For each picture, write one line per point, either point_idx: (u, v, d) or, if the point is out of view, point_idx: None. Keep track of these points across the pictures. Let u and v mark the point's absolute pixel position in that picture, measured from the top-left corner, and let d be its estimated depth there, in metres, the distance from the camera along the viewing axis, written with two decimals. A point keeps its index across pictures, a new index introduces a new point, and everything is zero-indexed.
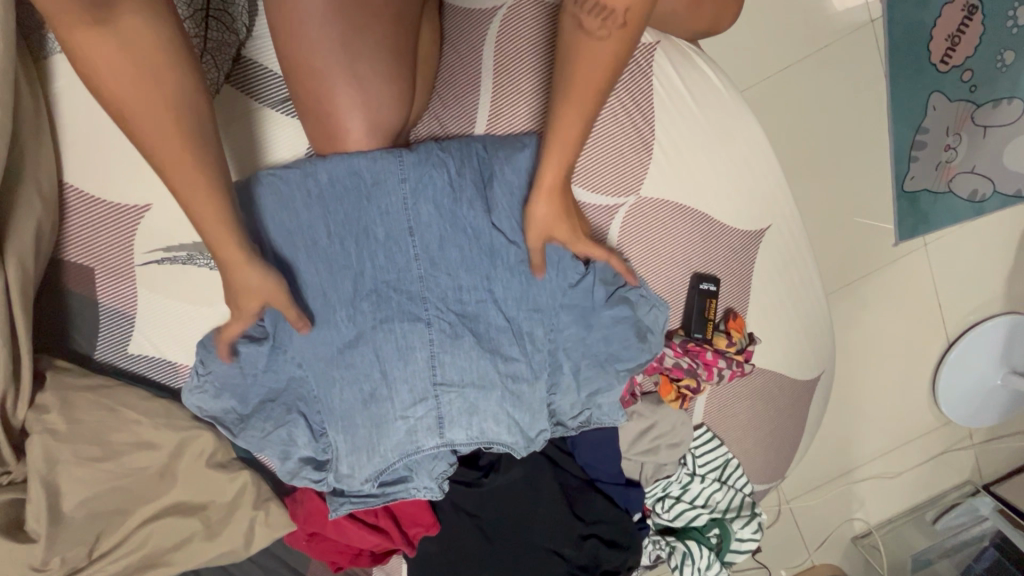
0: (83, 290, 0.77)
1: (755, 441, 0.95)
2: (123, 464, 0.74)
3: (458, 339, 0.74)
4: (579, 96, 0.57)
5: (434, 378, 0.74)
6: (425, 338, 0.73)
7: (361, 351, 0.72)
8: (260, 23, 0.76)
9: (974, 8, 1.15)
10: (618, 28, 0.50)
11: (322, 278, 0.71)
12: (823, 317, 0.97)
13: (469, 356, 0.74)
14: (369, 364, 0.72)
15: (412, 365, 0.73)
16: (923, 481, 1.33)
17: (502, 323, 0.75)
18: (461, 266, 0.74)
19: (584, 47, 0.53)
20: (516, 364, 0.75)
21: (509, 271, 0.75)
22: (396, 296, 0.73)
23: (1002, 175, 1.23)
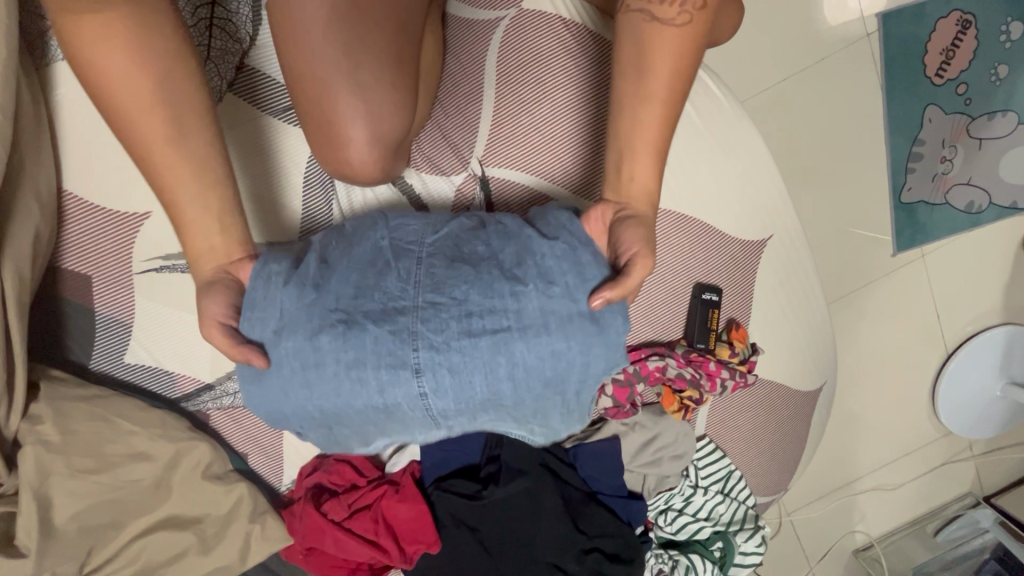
0: (81, 299, 0.76)
1: (757, 453, 0.94)
2: (118, 475, 0.73)
3: (455, 380, 0.60)
4: (659, 91, 0.60)
5: (438, 418, 0.63)
6: (414, 376, 0.59)
7: (343, 393, 0.60)
8: (264, 32, 0.75)
9: (968, 22, 1.16)
10: (696, 11, 0.59)
11: (300, 302, 0.60)
12: (824, 328, 0.96)
13: (466, 396, 0.61)
14: (357, 406, 0.61)
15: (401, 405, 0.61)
16: (924, 493, 1.32)
17: (518, 361, 0.59)
18: (472, 298, 0.59)
19: (660, 32, 0.59)
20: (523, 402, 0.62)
21: (530, 298, 0.59)
22: (379, 328, 0.59)
23: (999, 187, 1.24)
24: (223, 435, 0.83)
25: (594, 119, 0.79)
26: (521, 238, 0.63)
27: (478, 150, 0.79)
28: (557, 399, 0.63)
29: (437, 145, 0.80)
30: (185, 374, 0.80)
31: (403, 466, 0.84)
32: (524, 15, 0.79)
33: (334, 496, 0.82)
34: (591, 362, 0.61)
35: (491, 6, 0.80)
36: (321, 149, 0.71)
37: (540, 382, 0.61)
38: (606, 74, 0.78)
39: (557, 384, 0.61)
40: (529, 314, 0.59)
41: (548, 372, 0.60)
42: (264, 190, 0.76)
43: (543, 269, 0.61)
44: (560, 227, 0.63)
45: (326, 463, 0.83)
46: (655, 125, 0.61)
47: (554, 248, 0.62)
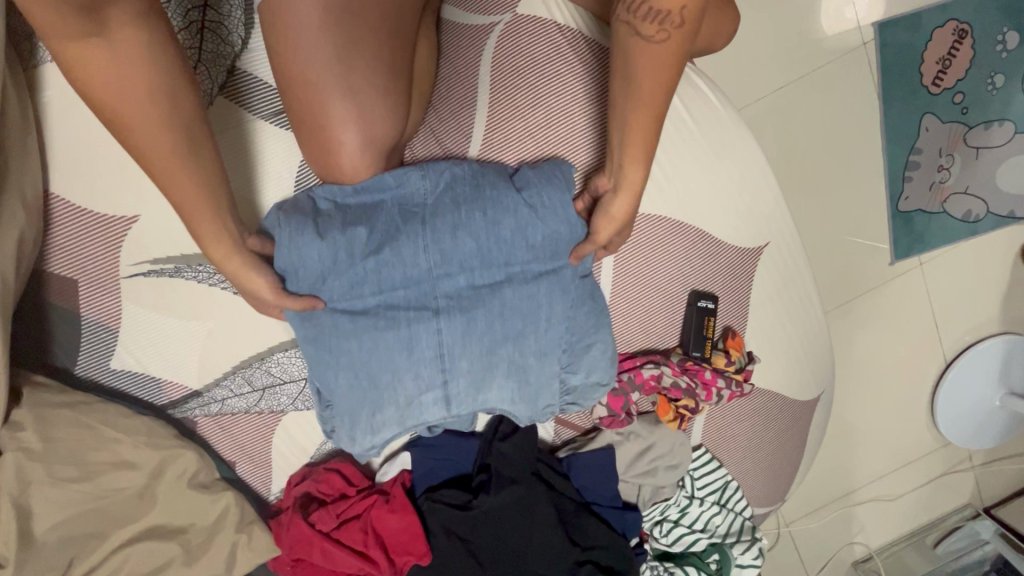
0: (67, 304, 0.75)
1: (754, 463, 0.93)
2: (101, 484, 0.72)
3: (465, 331, 0.70)
4: (645, 107, 0.58)
5: (446, 365, 0.71)
6: (430, 326, 0.69)
7: (369, 338, 0.69)
8: (256, 35, 0.75)
9: (964, 31, 1.16)
10: (676, 28, 0.52)
11: (330, 260, 0.68)
12: (822, 336, 0.95)
13: (473, 346, 0.71)
14: (379, 349, 0.69)
15: (418, 353, 0.70)
16: (923, 504, 1.30)
17: (514, 311, 0.70)
18: (473, 256, 0.70)
19: (642, 52, 0.55)
20: (520, 354, 0.72)
21: (521, 257, 0.71)
22: (403, 281, 0.70)
23: (996, 196, 1.23)
24: (211, 443, 0.81)
25: (595, 121, 0.78)
26: (512, 209, 0.71)
27: (472, 153, 0.78)
28: (547, 346, 0.72)
29: (430, 149, 0.79)
30: (172, 381, 0.78)
31: (393, 476, 0.84)
32: (519, 20, 0.79)
33: (323, 506, 0.81)
34: (557, 314, 0.72)
35: (486, 11, 0.80)
36: (312, 153, 0.71)
37: (531, 329, 0.71)
38: (606, 77, 0.78)
39: (548, 335, 0.72)
40: (523, 274, 0.71)
41: (531, 322, 0.71)
42: (258, 189, 0.76)
43: (536, 235, 0.71)
44: (545, 201, 0.71)
45: (315, 472, 0.82)
46: (643, 135, 0.60)
47: (540, 220, 0.71)
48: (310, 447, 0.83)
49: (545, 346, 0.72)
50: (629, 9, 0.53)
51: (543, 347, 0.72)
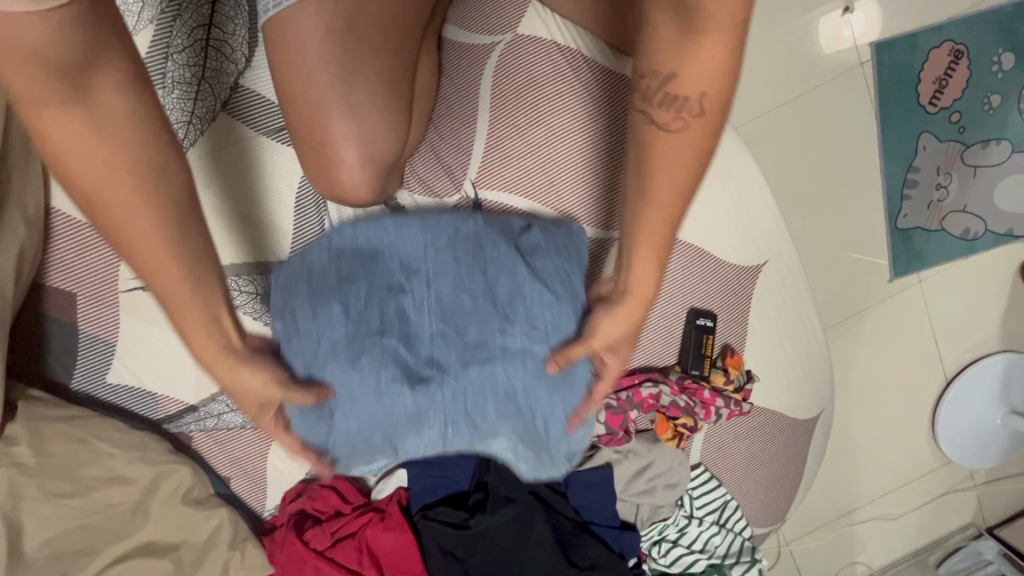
0: (64, 317, 0.75)
1: (754, 482, 0.92)
2: (95, 500, 0.71)
3: (466, 400, 0.66)
4: (664, 199, 0.52)
5: (458, 427, 0.67)
6: (429, 394, 0.65)
7: (368, 410, 0.64)
8: (259, 53, 0.75)
9: (960, 52, 1.18)
10: (695, 117, 0.48)
11: (325, 320, 0.64)
12: (822, 355, 0.95)
13: (475, 414, 0.66)
14: (387, 416, 0.65)
15: (420, 420, 0.66)
16: (925, 524, 1.29)
17: (519, 385, 0.65)
18: (476, 324, 0.66)
19: (658, 142, 0.49)
20: (524, 424, 0.67)
21: (525, 328, 0.65)
22: (401, 349, 0.65)
23: (994, 214, 1.24)
24: (205, 458, 0.81)
25: (591, 143, 0.79)
26: (516, 273, 0.67)
27: (472, 172, 0.79)
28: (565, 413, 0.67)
29: (430, 165, 0.80)
30: (167, 396, 0.78)
31: (390, 493, 0.82)
32: (519, 40, 0.80)
33: (317, 523, 0.80)
34: (566, 396, 0.65)
35: (487, 31, 0.81)
36: (312, 169, 0.71)
37: (542, 405, 0.65)
38: (603, 97, 0.79)
39: (555, 415, 0.66)
40: (528, 346, 0.65)
41: (536, 400, 0.66)
42: (235, 219, 0.76)
43: (545, 305, 0.65)
44: (548, 268, 0.68)
45: (309, 488, 0.81)
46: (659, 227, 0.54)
47: (547, 290, 0.66)
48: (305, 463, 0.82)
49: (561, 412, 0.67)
50: (644, 94, 0.48)
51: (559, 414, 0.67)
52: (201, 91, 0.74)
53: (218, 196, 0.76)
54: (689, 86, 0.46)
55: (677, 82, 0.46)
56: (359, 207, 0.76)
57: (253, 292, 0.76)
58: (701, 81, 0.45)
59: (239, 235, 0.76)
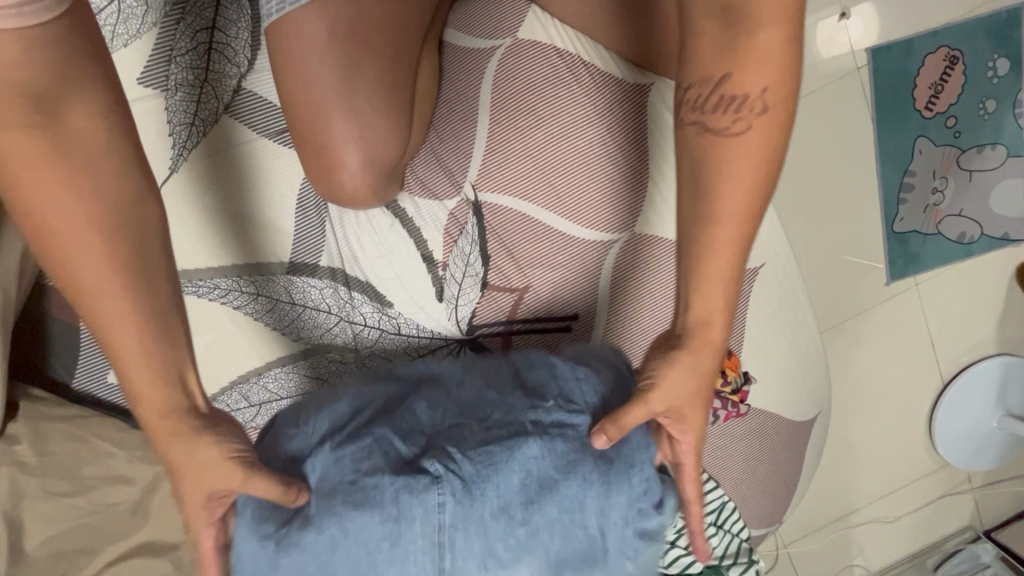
0: (65, 317, 0.75)
1: (752, 483, 0.93)
2: (95, 499, 0.71)
3: (476, 512, 0.50)
4: (730, 215, 0.54)
5: (480, 564, 0.50)
6: (428, 502, 0.50)
7: (345, 516, 0.49)
8: (261, 56, 0.76)
9: (955, 58, 1.19)
10: (758, 114, 0.53)
11: (331, 413, 0.57)
12: (819, 357, 0.96)
13: (485, 533, 0.50)
14: (395, 546, 0.49)
15: (409, 539, 0.49)
16: (922, 527, 1.30)
17: (549, 479, 0.52)
18: (499, 409, 0.56)
19: (723, 145, 0.54)
20: (554, 543, 0.51)
21: (559, 413, 0.55)
22: (406, 439, 0.54)
23: (990, 218, 1.25)
24: None
25: (590, 146, 0.79)
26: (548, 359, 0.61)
27: (472, 175, 0.79)
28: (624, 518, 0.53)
29: (431, 168, 0.80)
30: None
31: None
32: (520, 44, 0.81)
33: None
34: (610, 491, 0.52)
35: (488, 35, 0.82)
36: (314, 171, 0.72)
37: (579, 501, 0.51)
38: (602, 101, 0.80)
39: (593, 522, 0.52)
40: (561, 432, 0.54)
41: (571, 503, 0.51)
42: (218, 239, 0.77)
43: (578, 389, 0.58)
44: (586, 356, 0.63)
45: None
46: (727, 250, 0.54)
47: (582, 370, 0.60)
48: None
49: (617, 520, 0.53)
50: (695, 105, 0.55)
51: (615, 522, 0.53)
52: (205, 94, 0.75)
53: (222, 201, 0.77)
54: (749, 85, 0.52)
55: (734, 82, 0.53)
56: (360, 208, 0.76)
57: (253, 292, 0.77)
58: (759, 78, 0.52)
59: (227, 249, 0.77)
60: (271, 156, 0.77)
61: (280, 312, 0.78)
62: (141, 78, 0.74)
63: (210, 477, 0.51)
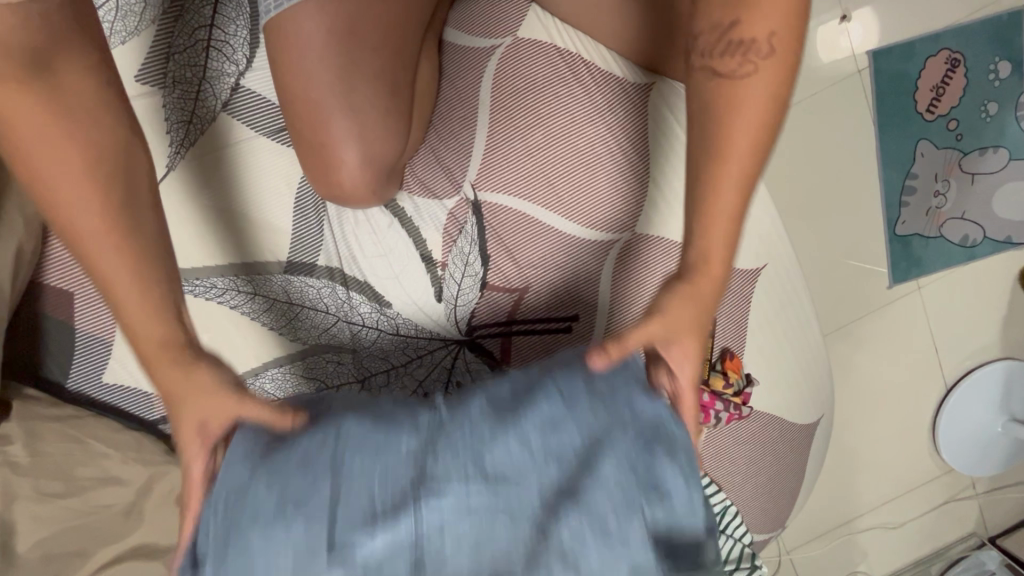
0: (61, 316, 0.75)
1: (754, 487, 0.91)
2: (88, 500, 0.70)
3: (463, 418, 0.45)
4: (737, 155, 0.52)
5: (461, 471, 0.41)
6: (414, 421, 0.46)
7: (324, 433, 0.45)
8: (260, 54, 0.75)
9: (957, 61, 1.19)
10: (766, 58, 0.51)
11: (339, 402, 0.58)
12: (821, 359, 0.95)
13: (473, 438, 0.43)
14: (355, 447, 0.43)
15: (386, 449, 0.43)
16: (927, 533, 1.28)
17: (551, 386, 0.47)
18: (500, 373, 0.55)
19: (728, 92, 0.52)
20: (553, 445, 0.43)
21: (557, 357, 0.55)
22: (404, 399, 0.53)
23: (993, 221, 1.24)
24: None
25: (591, 146, 0.79)
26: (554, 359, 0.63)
27: (470, 174, 0.79)
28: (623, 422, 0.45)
29: (430, 167, 0.80)
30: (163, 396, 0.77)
31: None
32: (520, 43, 0.81)
33: None
34: (616, 396, 0.47)
35: (488, 34, 0.81)
36: (313, 170, 0.71)
37: (582, 399, 0.45)
38: (604, 100, 0.79)
39: (599, 424, 0.44)
40: (559, 361, 0.52)
41: (573, 399, 0.45)
42: (214, 236, 0.76)
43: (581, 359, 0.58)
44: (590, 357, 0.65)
45: None
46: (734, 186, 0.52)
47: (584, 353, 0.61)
48: None
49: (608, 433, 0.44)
50: (704, 52, 0.53)
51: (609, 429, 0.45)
52: (203, 92, 0.74)
53: (219, 198, 0.76)
54: (756, 28, 0.50)
55: (742, 28, 0.51)
56: (359, 208, 0.76)
57: (251, 291, 0.76)
58: (770, 21, 0.50)
59: (222, 248, 0.76)
60: (270, 154, 0.76)
61: (276, 311, 0.77)
62: (139, 75, 0.73)
63: (206, 410, 0.49)
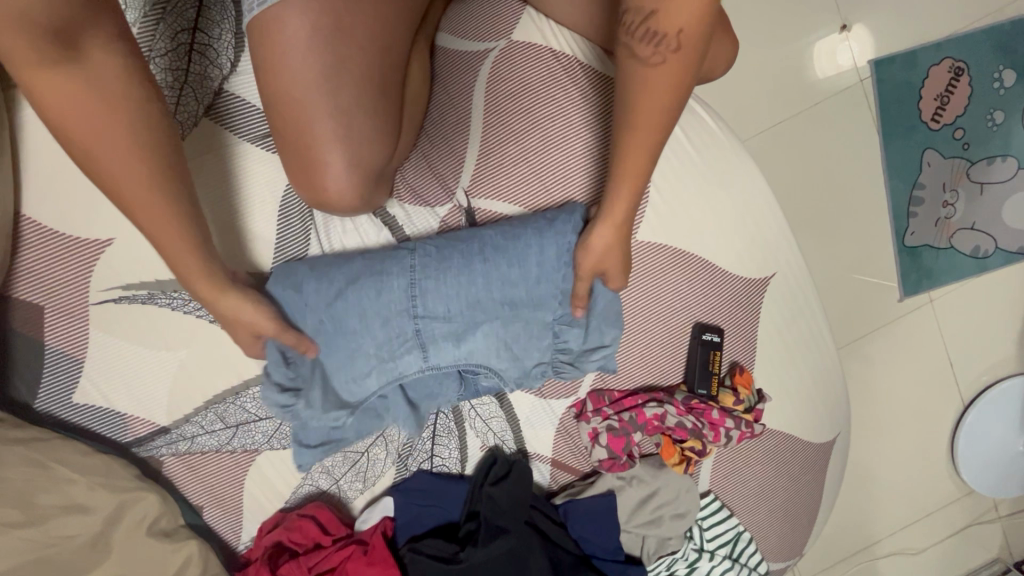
0: (30, 331, 0.71)
1: (768, 512, 0.85)
2: (48, 531, 0.64)
3: (467, 265, 0.71)
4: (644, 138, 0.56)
5: (499, 313, 0.72)
6: (456, 271, 0.71)
7: (362, 284, 0.70)
8: (245, 59, 0.74)
9: (960, 69, 1.16)
10: (671, 53, 0.49)
11: (353, 332, 0.70)
12: (834, 375, 0.90)
13: (482, 286, 0.71)
14: (427, 274, 0.71)
15: (441, 287, 0.71)
16: (948, 559, 1.21)
17: (516, 254, 0.71)
18: (491, 300, 0.72)
19: (639, 77, 0.52)
20: (521, 295, 0.72)
21: (534, 264, 0.71)
22: (421, 301, 0.71)
23: (1004, 231, 1.20)
24: (178, 486, 0.75)
25: (593, 147, 0.77)
26: (490, 249, 0.72)
27: (465, 182, 0.77)
28: (539, 233, 0.72)
29: (421, 173, 0.78)
30: (138, 416, 0.73)
31: (374, 523, 0.76)
32: (514, 47, 0.78)
33: (294, 557, 0.74)
34: (544, 245, 0.71)
35: (481, 37, 0.79)
36: (296, 175, 0.69)
37: (549, 269, 0.72)
38: (600, 103, 0.77)
39: (549, 267, 0.72)
40: (546, 268, 0.71)
41: (519, 296, 0.72)
42: None
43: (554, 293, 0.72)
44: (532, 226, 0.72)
45: (287, 518, 0.75)
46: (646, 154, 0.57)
47: (539, 249, 0.71)
48: (285, 491, 0.77)
49: (552, 266, 0.71)
50: (628, 29, 0.50)
51: (555, 286, 0.72)
52: (184, 96, 0.72)
53: (214, 202, 0.73)
54: (667, 23, 0.47)
55: (657, 19, 0.47)
56: (348, 216, 0.74)
57: None
58: (680, 16, 0.46)
59: None
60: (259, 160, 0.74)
61: None
62: None
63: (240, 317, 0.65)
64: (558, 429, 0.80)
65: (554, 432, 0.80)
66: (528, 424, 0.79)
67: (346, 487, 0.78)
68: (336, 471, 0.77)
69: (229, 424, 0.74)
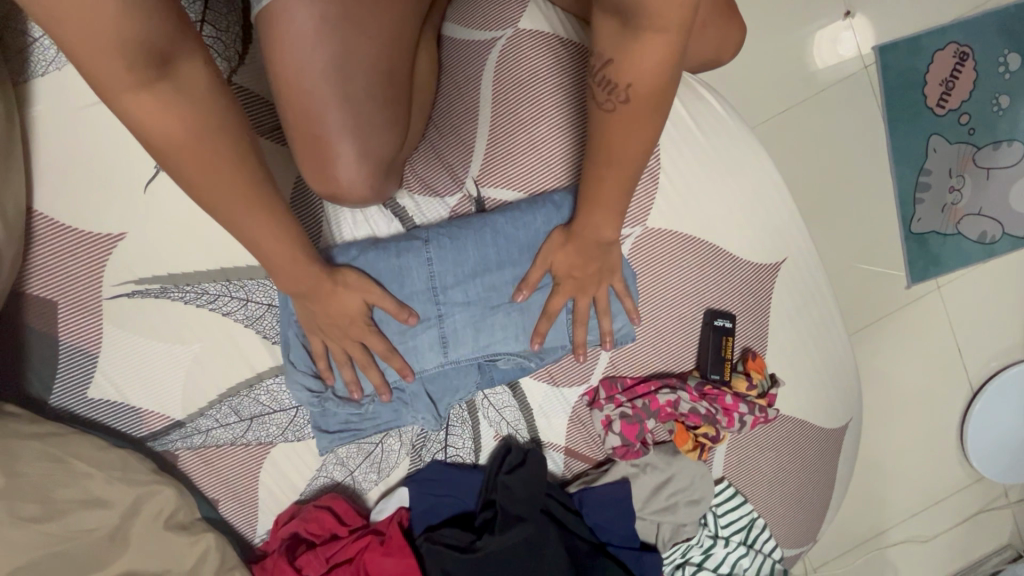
0: (44, 327, 0.71)
1: (781, 498, 0.85)
2: (69, 526, 0.64)
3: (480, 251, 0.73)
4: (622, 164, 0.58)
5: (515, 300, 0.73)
6: (470, 259, 0.72)
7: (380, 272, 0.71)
8: (253, 52, 0.74)
9: (965, 54, 1.16)
10: (621, 102, 0.52)
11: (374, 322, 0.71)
12: (845, 361, 0.89)
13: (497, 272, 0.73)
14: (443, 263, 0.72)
15: (458, 274, 0.72)
16: (958, 547, 1.21)
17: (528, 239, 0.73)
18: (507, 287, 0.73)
19: (597, 120, 0.55)
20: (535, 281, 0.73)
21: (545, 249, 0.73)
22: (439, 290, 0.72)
23: (1011, 216, 1.19)
24: (194, 479, 0.75)
25: None
26: (503, 235, 0.73)
27: (473, 171, 0.77)
28: (549, 219, 0.73)
29: (431, 165, 0.78)
30: (153, 410, 0.73)
31: (390, 514, 0.77)
32: (521, 35, 0.78)
33: (312, 548, 0.74)
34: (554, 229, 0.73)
35: (487, 26, 0.79)
36: (308, 167, 0.68)
37: None
38: None
39: None
40: None
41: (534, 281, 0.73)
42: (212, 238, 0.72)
43: None
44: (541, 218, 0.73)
45: (303, 510, 0.75)
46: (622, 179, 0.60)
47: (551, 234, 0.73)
48: (299, 483, 0.77)
49: None
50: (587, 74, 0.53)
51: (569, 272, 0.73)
52: None
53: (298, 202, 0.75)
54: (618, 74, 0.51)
55: (612, 68, 0.50)
56: (359, 207, 0.74)
57: (245, 296, 0.72)
58: (633, 69, 0.50)
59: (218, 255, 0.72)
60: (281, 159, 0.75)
61: (269, 321, 0.73)
62: None
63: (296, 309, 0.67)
64: (571, 418, 0.80)
65: (567, 421, 0.80)
66: (541, 413, 0.79)
67: (361, 479, 0.78)
68: (351, 462, 0.77)
69: (244, 419, 0.74)
